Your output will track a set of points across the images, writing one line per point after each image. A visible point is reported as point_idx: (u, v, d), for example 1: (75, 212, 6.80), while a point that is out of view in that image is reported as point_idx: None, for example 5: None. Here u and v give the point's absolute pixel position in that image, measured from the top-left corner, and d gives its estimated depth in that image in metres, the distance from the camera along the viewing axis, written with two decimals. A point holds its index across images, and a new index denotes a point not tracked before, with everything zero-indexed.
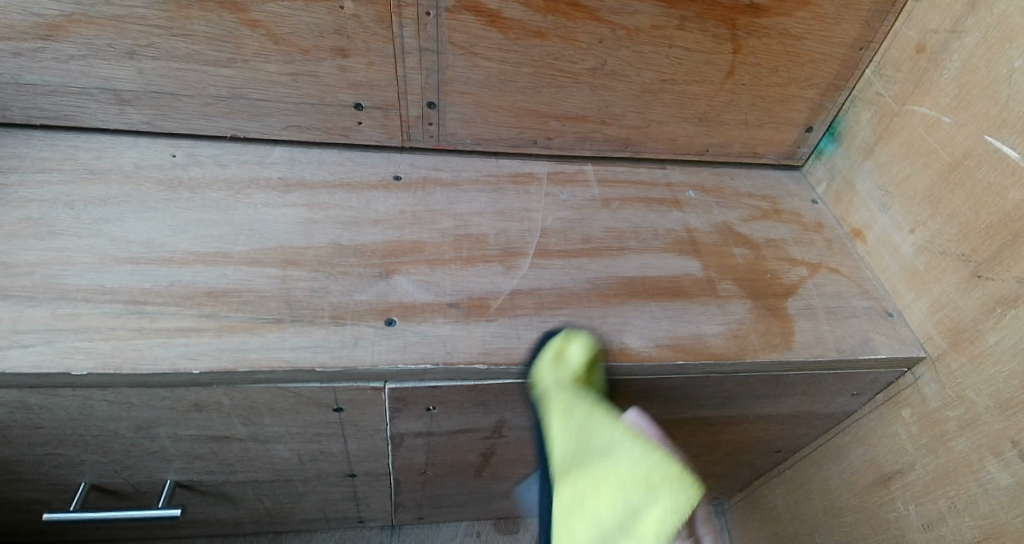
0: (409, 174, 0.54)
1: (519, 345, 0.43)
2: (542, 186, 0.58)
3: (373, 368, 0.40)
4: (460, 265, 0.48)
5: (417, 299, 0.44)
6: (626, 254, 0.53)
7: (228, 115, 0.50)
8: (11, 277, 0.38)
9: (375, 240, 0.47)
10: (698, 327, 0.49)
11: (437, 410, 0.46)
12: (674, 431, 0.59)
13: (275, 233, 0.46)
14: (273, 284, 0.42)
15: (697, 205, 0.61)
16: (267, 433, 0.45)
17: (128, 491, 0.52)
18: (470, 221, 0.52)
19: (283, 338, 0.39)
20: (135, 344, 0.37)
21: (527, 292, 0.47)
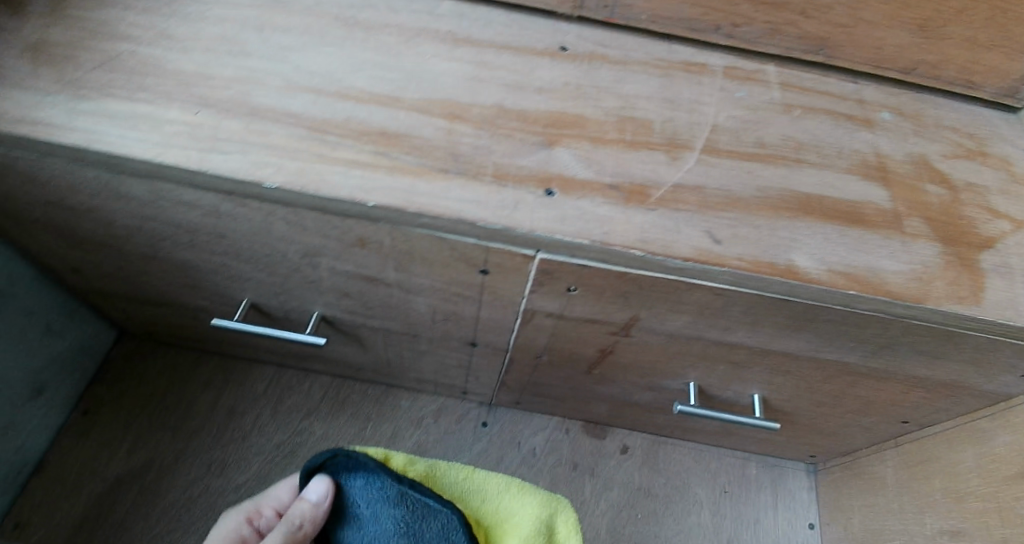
0: (577, 47, 0.51)
1: (678, 239, 0.41)
2: (717, 80, 0.52)
3: (531, 233, 0.39)
4: (623, 147, 0.45)
5: (578, 175, 0.43)
6: (803, 167, 0.48)
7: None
8: (208, 87, 0.40)
9: (539, 108, 0.46)
10: (876, 260, 0.45)
11: (577, 292, 0.45)
12: (803, 371, 0.56)
13: (443, 85, 0.45)
14: (440, 134, 0.42)
15: (890, 128, 0.54)
16: (411, 282, 0.47)
17: (277, 315, 0.57)
18: (636, 103, 0.48)
19: (448, 189, 0.40)
20: (313, 169, 0.38)
21: (692, 188, 0.44)
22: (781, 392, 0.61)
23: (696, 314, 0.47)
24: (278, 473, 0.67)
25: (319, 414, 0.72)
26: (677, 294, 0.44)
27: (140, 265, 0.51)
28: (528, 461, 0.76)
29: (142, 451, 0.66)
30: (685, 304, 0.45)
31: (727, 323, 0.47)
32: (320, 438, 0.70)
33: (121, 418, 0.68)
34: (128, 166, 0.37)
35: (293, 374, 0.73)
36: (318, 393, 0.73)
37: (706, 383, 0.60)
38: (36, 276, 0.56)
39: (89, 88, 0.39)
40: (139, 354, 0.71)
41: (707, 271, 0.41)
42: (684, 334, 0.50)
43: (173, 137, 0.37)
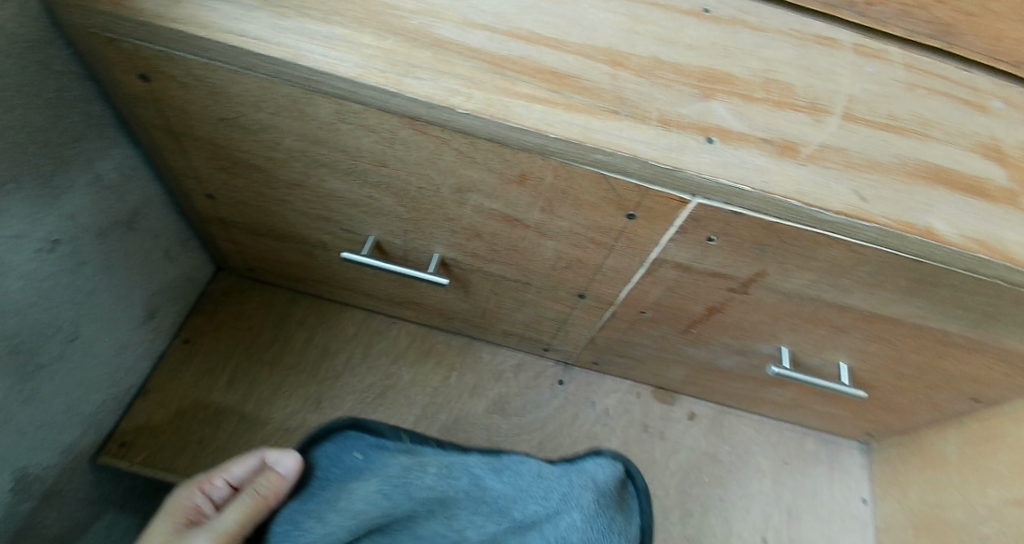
0: (719, 11, 0.53)
1: (829, 193, 0.43)
2: (847, 54, 0.54)
3: (697, 176, 0.41)
4: (770, 106, 0.47)
5: (733, 127, 0.45)
6: (930, 141, 0.50)
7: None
8: (393, 16, 0.42)
9: (691, 63, 0.47)
10: (1000, 231, 0.47)
11: (717, 242, 0.47)
12: (900, 340, 0.58)
13: (602, 35, 0.47)
14: (606, 79, 0.44)
15: (1003, 115, 0.56)
16: (552, 224, 0.49)
17: (398, 254, 0.58)
18: (778, 68, 0.50)
19: (621, 129, 0.41)
20: (498, 100, 0.40)
21: (837, 149, 0.46)
22: (868, 362, 0.64)
23: (823, 273, 0.49)
24: (370, 412, 0.69)
25: (407, 359, 0.74)
26: (816, 249, 0.46)
27: (281, 193, 0.52)
28: (601, 419, 0.78)
29: (240, 383, 0.68)
30: (818, 261, 0.47)
31: (850, 284, 0.50)
32: (409, 382, 0.72)
33: (218, 350, 0.69)
34: (327, 84, 0.39)
35: (382, 320, 0.75)
36: (406, 340, 0.75)
37: (798, 348, 0.63)
38: (165, 200, 0.58)
39: (288, 7, 0.40)
40: (235, 290, 0.73)
41: (854, 226, 0.43)
42: (801, 293, 0.52)
43: (363, 60, 0.39)
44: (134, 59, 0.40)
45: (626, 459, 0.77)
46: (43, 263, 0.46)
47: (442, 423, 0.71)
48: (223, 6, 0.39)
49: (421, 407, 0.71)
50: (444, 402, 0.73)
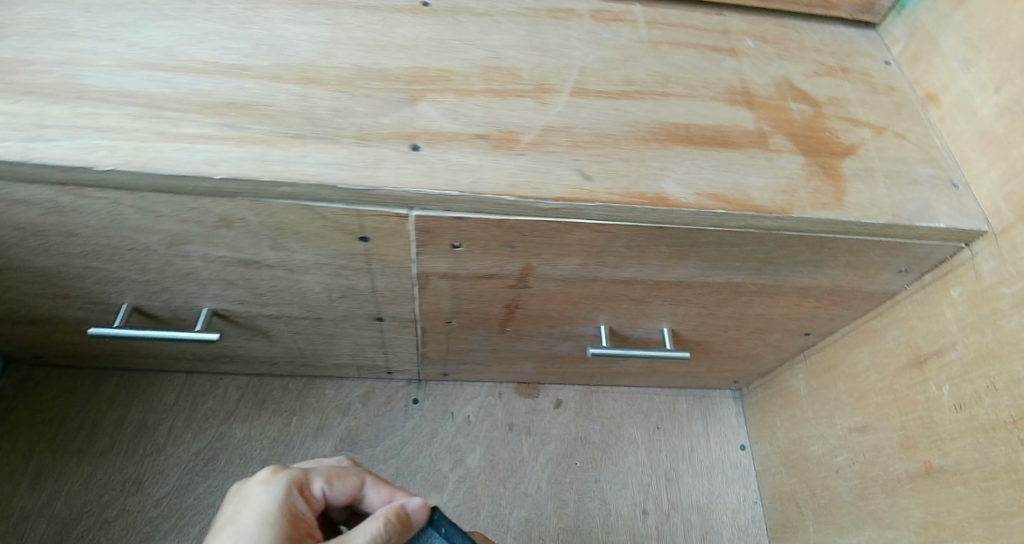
0: (439, 2, 0.50)
1: (548, 181, 0.42)
2: (584, 24, 0.53)
3: (398, 191, 0.38)
4: (491, 97, 0.45)
5: (443, 128, 0.42)
6: (670, 99, 0.50)
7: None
8: (31, 74, 0.38)
9: (400, 65, 0.45)
10: (742, 178, 0.46)
11: (463, 248, 0.45)
12: (701, 298, 0.58)
13: (296, 51, 0.43)
14: (295, 100, 0.41)
15: (755, 54, 0.55)
16: (294, 261, 0.46)
17: (167, 315, 0.54)
18: (503, 54, 0.48)
19: (305, 154, 0.38)
20: (153, 147, 0.36)
21: (561, 130, 0.45)
22: (687, 323, 0.64)
23: (584, 256, 0.48)
24: (200, 480, 0.66)
25: (238, 415, 0.70)
26: (560, 236, 0.44)
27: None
28: (462, 429, 0.76)
29: (47, 481, 0.64)
30: (571, 246, 0.46)
31: (616, 260, 0.49)
32: (244, 439, 0.69)
33: (21, 450, 0.65)
34: None
35: (205, 379, 0.71)
36: (235, 394, 0.71)
37: (616, 324, 0.62)
38: None
39: None
40: (31, 380, 0.69)
41: (581, 209, 0.42)
42: (579, 277, 0.51)
43: (14, 127, 0.35)
44: None
45: (492, 464, 0.75)
46: None
47: None
48: None
49: (260, 462, 0.68)
50: (286, 450, 0.69)
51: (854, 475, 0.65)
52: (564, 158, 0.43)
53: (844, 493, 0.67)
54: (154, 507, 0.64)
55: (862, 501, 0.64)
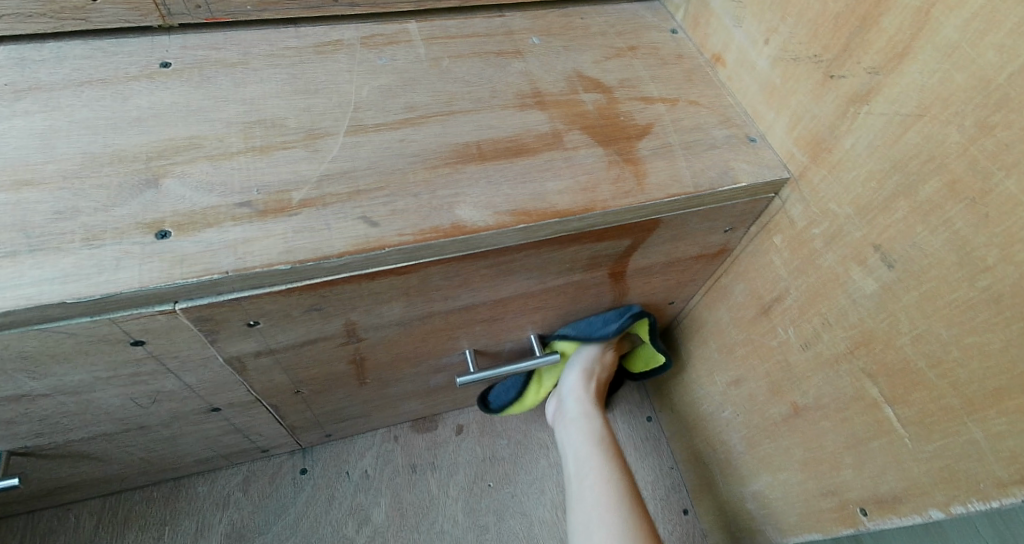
0: (182, 61, 0.46)
1: (329, 237, 0.38)
2: (354, 54, 0.50)
3: (145, 289, 0.34)
4: (254, 156, 0.41)
5: (197, 205, 0.38)
6: (456, 116, 0.48)
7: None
8: None
9: (139, 143, 0.40)
10: (539, 185, 0.45)
11: (262, 324, 0.41)
12: (550, 301, 0.57)
13: (4, 152, 0.38)
14: (5, 211, 0.35)
15: (539, 51, 0.55)
16: (71, 382, 0.40)
17: None
18: (263, 106, 0.44)
19: (20, 273, 0.33)
20: None
21: (339, 177, 0.42)
22: (550, 325, 0.63)
23: (403, 297, 0.45)
24: None
25: (99, 543, 0.63)
26: (364, 286, 0.42)
27: None
28: (359, 483, 0.72)
29: None
30: (383, 292, 0.43)
31: (439, 293, 0.47)
32: None
33: None
34: None
35: (51, 514, 0.63)
36: (90, 521, 0.64)
37: (478, 346, 0.61)
38: None
39: None
40: None
41: (371, 258, 0.39)
42: (411, 317, 0.49)
43: None
44: None
45: (399, 513, 0.71)
46: None
47: None
48: None
49: None
50: None
51: (742, 428, 0.67)
52: (345, 210, 0.40)
53: (738, 447, 0.68)
54: None
55: (753, 451, 0.66)
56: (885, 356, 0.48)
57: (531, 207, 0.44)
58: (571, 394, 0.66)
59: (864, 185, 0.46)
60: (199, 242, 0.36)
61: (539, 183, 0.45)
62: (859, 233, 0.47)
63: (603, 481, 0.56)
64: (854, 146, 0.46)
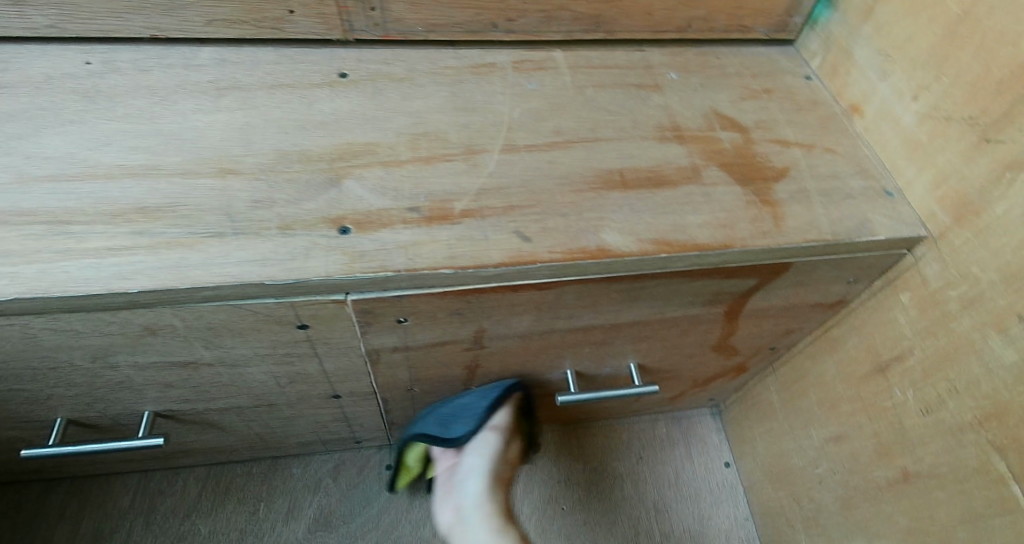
0: (357, 72, 0.50)
1: (487, 247, 0.40)
2: (507, 78, 0.53)
3: (328, 279, 0.37)
4: (420, 165, 0.44)
5: (372, 206, 0.41)
6: (600, 144, 0.50)
7: (137, 9, 0.46)
8: None
9: (322, 143, 0.44)
10: (680, 217, 0.46)
11: (409, 322, 0.43)
12: (662, 332, 0.58)
13: (209, 142, 0.42)
14: (212, 196, 0.39)
15: (678, 87, 0.57)
16: (233, 356, 0.44)
17: (106, 423, 0.51)
18: (427, 118, 0.47)
19: (225, 252, 0.36)
20: (59, 268, 0.34)
21: (495, 191, 0.44)
22: (653, 355, 0.63)
23: (536, 312, 0.47)
24: None
25: (201, 509, 0.66)
26: (508, 298, 0.43)
27: None
28: None
29: None
30: (521, 305, 0.45)
31: (568, 311, 0.48)
32: (209, 533, 0.65)
33: None
34: None
35: (161, 476, 0.68)
36: (195, 488, 0.68)
37: (582, 367, 0.61)
38: None
39: None
40: None
41: (524, 271, 0.41)
42: (534, 331, 0.50)
43: None
44: None
45: None
46: None
47: None
48: None
49: None
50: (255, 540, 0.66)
51: (837, 485, 0.65)
52: (501, 222, 0.42)
53: (830, 504, 0.66)
54: None
55: (848, 510, 0.64)
56: (1021, 430, 0.46)
57: (672, 238, 0.44)
58: (477, 465, 0.61)
59: (1016, 251, 0.45)
60: (374, 239, 0.39)
61: (681, 215, 0.46)
62: (1004, 300, 0.46)
63: None
64: (1008, 212, 0.45)
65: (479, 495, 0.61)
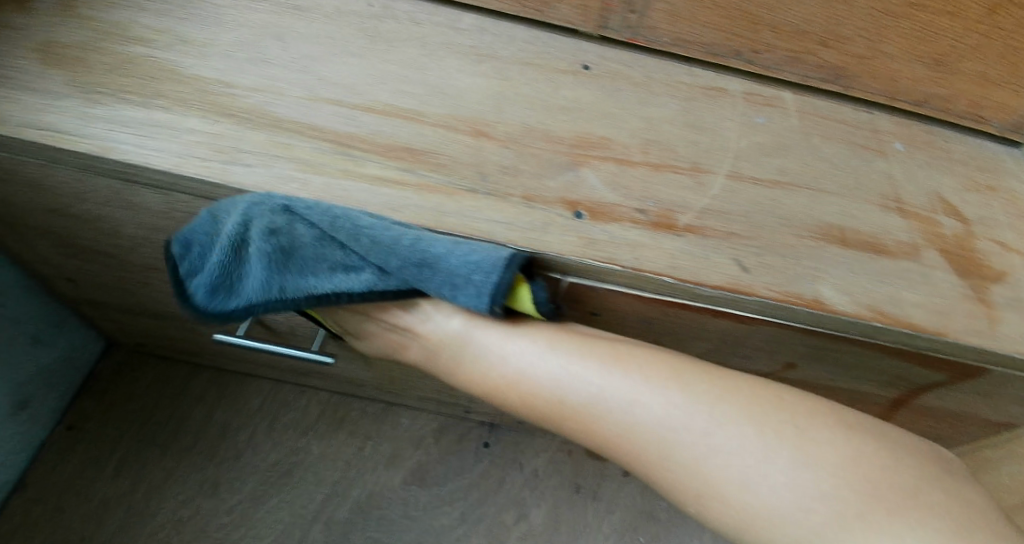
0: (600, 66, 0.50)
1: (708, 267, 0.41)
2: (737, 106, 0.52)
3: (560, 256, 0.38)
4: (649, 170, 0.44)
5: (605, 199, 0.42)
6: (823, 196, 0.48)
7: None
8: (226, 95, 0.38)
9: (564, 127, 0.45)
10: (895, 291, 0.45)
11: (602, 317, 0.44)
12: (815, 398, 0.56)
13: (467, 101, 0.44)
14: (468, 153, 0.41)
15: (902, 158, 0.55)
16: None
17: (282, 330, 0.54)
18: (661, 128, 0.48)
19: (477, 209, 0.38)
20: (340, 185, 0.37)
21: (719, 214, 0.44)
22: None
23: (719, 343, 0.46)
24: (272, 493, 0.64)
25: (317, 431, 0.69)
26: (704, 321, 0.43)
27: (142, 276, 0.47)
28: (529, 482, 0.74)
29: (130, 470, 0.62)
30: (710, 332, 0.45)
31: (748, 351, 0.47)
32: (320, 457, 0.68)
33: (108, 434, 0.64)
34: (145, 176, 0.35)
35: (290, 390, 0.70)
36: (315, 410, 0.70)
37: None
38: (28, 284, 0.53)
39: (105, 92, 0.36)
40: (129, 367, 0.67)
41: (736, 299, 0.41)
42: (704, 361, 0.50)
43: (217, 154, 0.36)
44: None
45: (555, 524, 0.72)
46: None
47: (355, 500, 0.67)
48: (22, 96, 0.35)
49: (332, 483, 0.67)
50: (357, 476, 0.68)
51: None
52: (722, 246, 0.42)
53: None
54: (225, 516, 0.62)
55: None
56: None
57: (886, 310, 0.43)
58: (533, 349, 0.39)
59: None
60: (606, 230, 0.40)
61: (895, 290, 0.45)
62: None
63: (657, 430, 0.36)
64: None
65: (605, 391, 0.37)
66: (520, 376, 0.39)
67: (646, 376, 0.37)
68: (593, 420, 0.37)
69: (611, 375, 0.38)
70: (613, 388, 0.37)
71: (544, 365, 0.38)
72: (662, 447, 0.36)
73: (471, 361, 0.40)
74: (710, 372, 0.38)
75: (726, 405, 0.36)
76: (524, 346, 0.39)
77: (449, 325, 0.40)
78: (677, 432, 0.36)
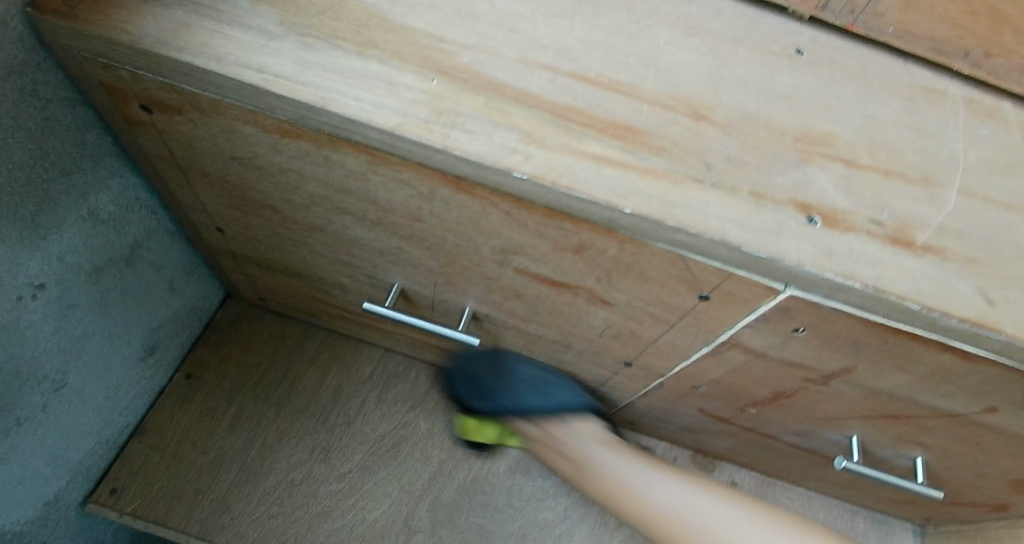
0: (813, 52, 0.45)
1: (953, 296, 0.35)
2: (961, 112, 0.46)
3: (796, 267, 0.33)
4: (878, 176, 0.40)
5: (838, 204, 0.37)
6: None
7: None
8: (438, 50, 0.35)
9: (784, 118, 0.40)
10: None
11: (805, 334, 0.39)
12: (994, 445, 0.50)
13: (682, 79, 0.39)
14: (688, 136, 0.37)
15: None
16: (608, 294, 0.42)
17: (425, 304, 0.51)
18: (884, 128, 0.43)
19: (705, 202, 0.34)
20: (562, 159, 0.33)
21: (956, 234, 0.38)
22: (947, 459, 0.56)
23: (923, 376, 0.41)
24: (381, 465, 0.63)
25: (424, 407, 0.67)
26: (924, 353, 0.38)
27: (300, 234, 0.46)
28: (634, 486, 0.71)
29: (244, 426, 0.62)
30: (921, 364, 0.40)
31: (952, 390, 0.42)
32: (426, 434, 0.66)
33: (225, 387, 0.63)
34: (359, 134, 0.32)
35: (400, 360, 0.69)
36: (424, 385, 0.68)
37: (870, 440, 0.55)
38: (173, 228, 0.53)
39: (317, 36, 0.33)
40: (244, 319, 0.67)
41: (981, 336, 0.35)
42: (891, 393, 0.45)
43: (435, 114, 0.32)
44: (133, 86, 0.34)
45: None
46: (26, 312, 0.40)
47: (459, 483, 0.65)
48: (236, 33, 0.33)
49: (437, 462, 0.65)
50: (463, 457, 0.66)
51: None
52: (966, 273, 0.37)
53: None
54: (337, 482, 0.61)
55: None
56: None
57: None
58: (580, 432, 0.57)
59: None
60: (844, 242, 0.35)
61: None
62: None
63: (667, 494, 0.51)
64: None
65: (662, 500, 0.51)
66: (659, 491, 0.52)
67: (725, 503, 0.50)
68: (645, 504, 0.51)
69: (664, 484, 0.52)
70: (652, 493, 0.51)
71: (661, 483, 0.52)
72: (640, 490, 0.52)
73: (604, 464, 0.54)
74: (701, 487, 0.51)
75: (709, 509, 0.50)
76: (653, 467, 0.53)
77: (602, 448, 0.56)
78: (655, 485, 0.52)
